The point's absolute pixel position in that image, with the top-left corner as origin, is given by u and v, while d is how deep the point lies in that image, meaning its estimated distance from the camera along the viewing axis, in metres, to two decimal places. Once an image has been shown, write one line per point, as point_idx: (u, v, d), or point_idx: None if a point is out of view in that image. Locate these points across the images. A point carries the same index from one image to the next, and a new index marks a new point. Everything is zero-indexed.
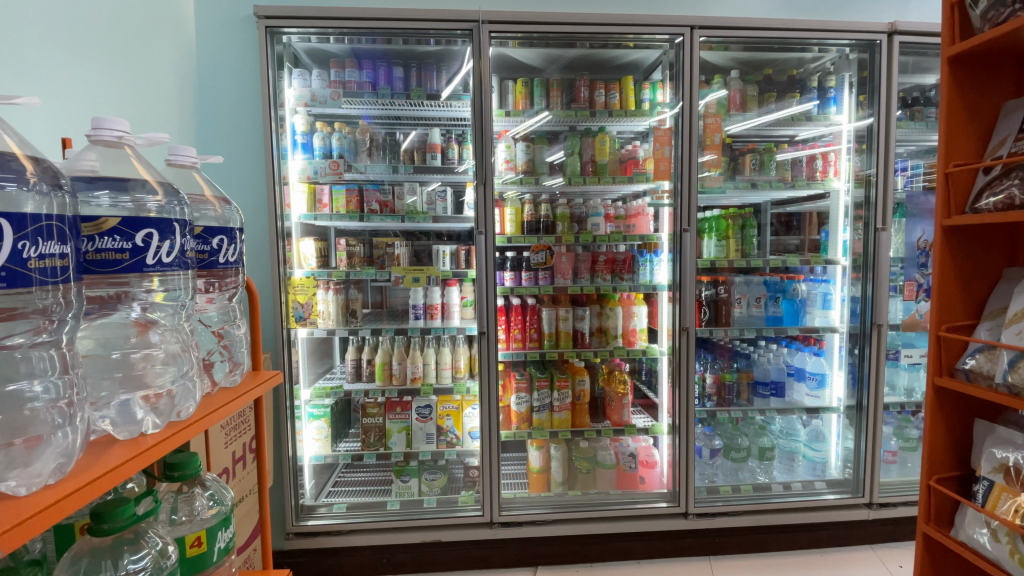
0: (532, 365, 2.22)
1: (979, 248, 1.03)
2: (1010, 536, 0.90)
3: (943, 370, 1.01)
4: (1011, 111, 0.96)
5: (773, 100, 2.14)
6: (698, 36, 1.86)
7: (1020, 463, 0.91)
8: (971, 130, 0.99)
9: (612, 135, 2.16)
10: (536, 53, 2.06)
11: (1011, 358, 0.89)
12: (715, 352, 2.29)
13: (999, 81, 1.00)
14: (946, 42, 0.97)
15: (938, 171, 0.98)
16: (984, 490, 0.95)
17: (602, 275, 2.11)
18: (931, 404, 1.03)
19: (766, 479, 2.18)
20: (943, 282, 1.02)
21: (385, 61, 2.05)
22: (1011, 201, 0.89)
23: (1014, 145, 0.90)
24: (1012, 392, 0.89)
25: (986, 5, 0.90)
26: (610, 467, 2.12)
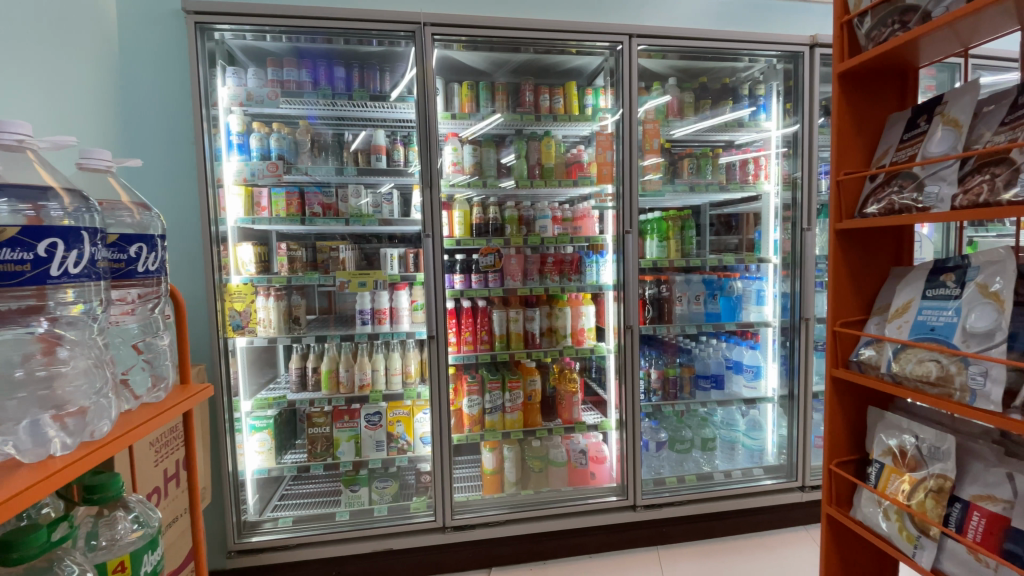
0: (483, 367, 2.23)
1: (874, 247, 1.11)
2: (899, 514, 0.97)
3: (841, 362, 1.09)
4: (895, 123, 1.05)
5: (707, 108, 2.26)
6: (636, 44, 1.92)
7: (905, 446, 0.99)
8: (862, 141, 1.08)
9: (558, 139, 2.20)
10: (481, 56, 2.06)
11: (894, 349, 0.97)
12: (661, 348, 2.38)
13: (886, 95, 1.08)
14: (837, 59, 1.05)
15: (831, 178, 1.06)
16: (876, 472, 1.03)
17: (551, 276, 2.14)
18: (831, 394, 1.11)
19: (709, 469, 2.28)
20: (838, 279, 1.09)
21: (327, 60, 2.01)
22: (892, 207, 0.97)
23: (895, 155, 0.99)
24: (897, 381, 0.96)
25: (871, 25, 0.98)
26: (562, 465, 2.15)
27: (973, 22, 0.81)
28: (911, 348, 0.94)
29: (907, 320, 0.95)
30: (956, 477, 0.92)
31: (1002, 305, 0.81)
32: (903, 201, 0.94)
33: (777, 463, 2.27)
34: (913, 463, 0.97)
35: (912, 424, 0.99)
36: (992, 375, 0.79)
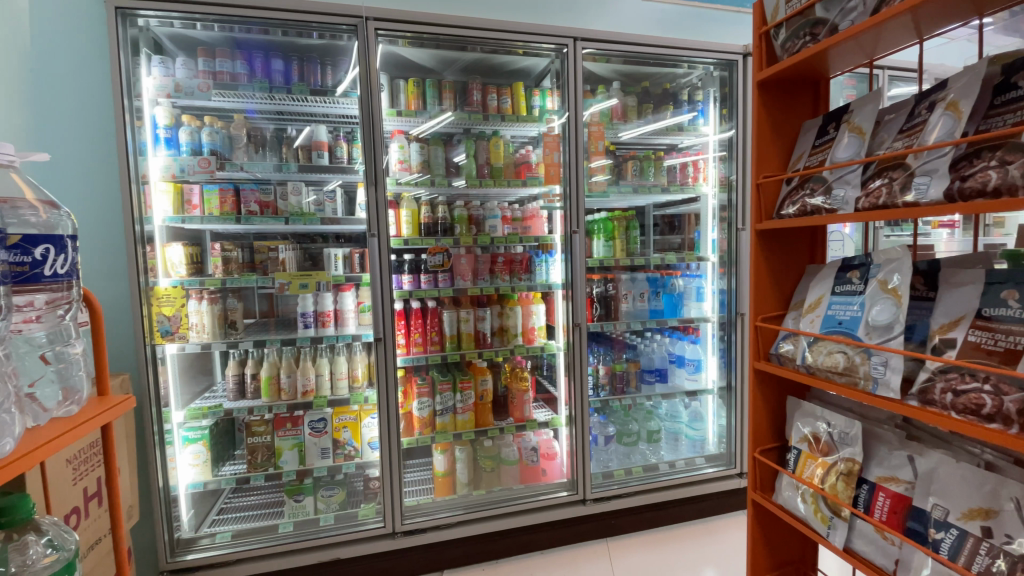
0: (434, 369, 2.20)
1: (790, 246, 1.18)
2: (814, 497, 1.01)
3: (762, 355, 1.13)
4: (808, 130, 1.11)
5: (650, 112, 2.33)
6: (581, 48, 1.95)
7: (819, 433, 1.03)
8: (779, 147, 1.14)
9: (506, 139, 2.20)
10: (428, 54, 2.04)
11: (808, 341, 1.01)
12: (610, 345, 2.44)
13: (800, 103, 1.14)
14: (756, 68, 1.09)
15: (751, 181, 1.11)
16: (794, 457, 1.07)
17: (501, 276, 2.14)
18: (754, 385, 1.15)
19: (655, 460, 2.35)
20: (759, 277, 1.15)
21: (267, 52, 1.93)
22: (805, 209, 1.03)
23: (808, 160, 1.05)
24: (811, 372, 1.00)
25: (785, 36, 1.02)
26: (514, 463, 2.16)
27: (876, 36, 0.85)
28: (823, 341, 0.99)
29: (818, 314, 1.01)
30: (863, 460, 0.97)
31: (899, 299, 0.86)
32: (815, 202, 1.00)
33: (717, 451, 2.38)
34: (826, 448, 1.01)
35: (825, 412, 1.04)
36: (890, 364, 0.84)
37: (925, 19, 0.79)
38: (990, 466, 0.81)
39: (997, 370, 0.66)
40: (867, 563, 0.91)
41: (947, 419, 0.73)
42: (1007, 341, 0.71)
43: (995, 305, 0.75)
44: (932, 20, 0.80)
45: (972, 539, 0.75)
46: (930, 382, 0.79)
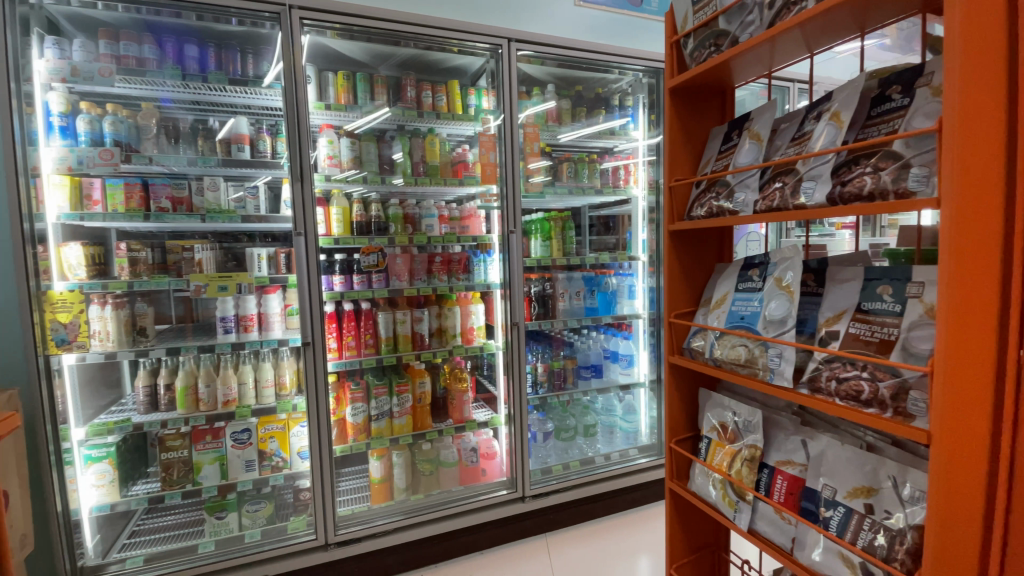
0: (369, 373, 2.13)
1: (700, 247, 1.19)
2: (722, 482, 1.01)
3: (677, 349, 1.15)
4: (715, 136, 1.13)
5: (583, 115, 2.38)
6: (514, 48, 1.96)
7: (727, 421, 1.03)
8: (689, 151, 1.14)
9: (441, 137, 2.17)
10: (358, 47, 1.97)
11: (716, 335, 1.03)
12: (549, 343, 2.45)
13: (708, 110, 1.16)
14: (668, 75, 1.08)
15: (665, 184, 1.11)
16: (705, 446, 1.07)
17: (439, 276, 2.12)
18: (669, 379, 1.15)
19: (592, 453, 2.41)
20: (673, 279, 1.15)
21: (186, 37, 1.79)
22: (712, 211, 1.03)
23: (715, 164, 1.07)
24: (720, 365, 1.02)
25: (693, 45, 1.01)
26: (453, 465, 2.13)
27: (774, 48, 0.87)
28: (729, 335, 1.01)
29: (724, 310, 1.04)
30: (765, 446, 0.97)
31: (791, 294, 0.90)
32: (719, 204, 1.01)
33: (649, 442, 2.47)
34: (733, 436, 1.01)
35: (730, 402, 1.04)
36: (784, 356, 0.87)
37: (814, 33, 0.80)
38: (872, 447, 0.84)
39: (875, 358, 0.69)
40: (770, 544, 0.91)
41: (832, 404, 0.77)
42: (882, 332, 0.76)
43: (872, 299, 0.80)
44: (821, 36, 0.83)
45: (857, 516, 0.77)
46: (818, 370, 0.83)
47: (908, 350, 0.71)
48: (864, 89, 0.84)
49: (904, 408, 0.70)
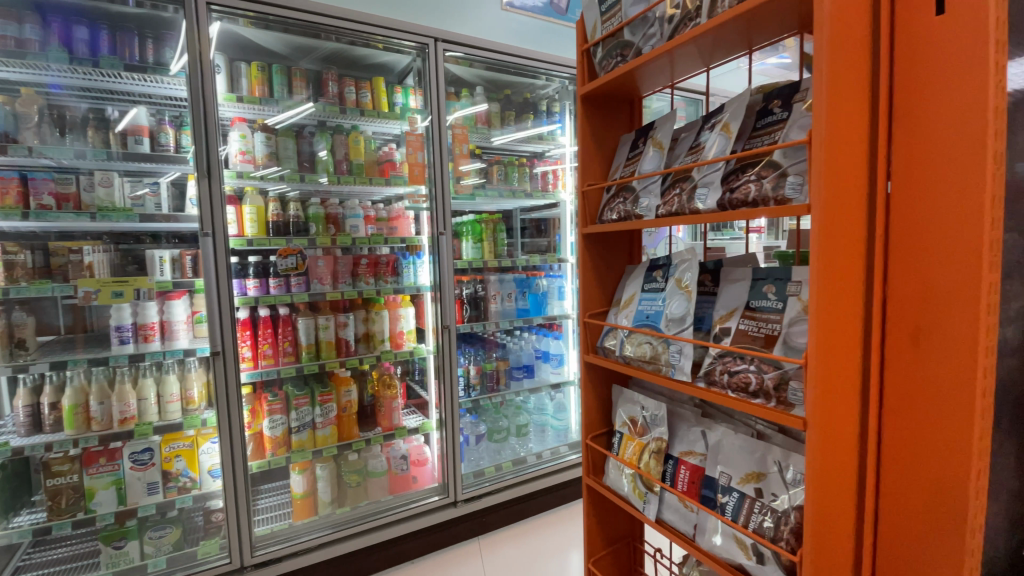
0: (289, 383, 2.02)
1: (614, 249, 1.21)
2: (633, 475, 1.04)
3: (591, 348, 1.16)
4: (624, 142, 1.16)
5: (513, 119, 2.40)
6: (441, 48, 1.94)
7: (636, 416, 1.06)
8: (602, 157, 1.17)
9: (366, 135, 2.11)
10: (275, 37, 1.87)
11: (624, 335, 1.05)
12: (483, 345, 2.46)
13: (619, 117, 1.18)
14: (580, 82, 1.10)
15: (578, 188, 1.13)
16: (617, 440, 1.09)
17: (365, 278, 2.04)
18: (585, 379, 1.17)
19: (524, 453, 2.43)
20: (587, 282, 1.17)
21: (78, 18, 1.62)
22: (621, 216, 1.06)
23: (624, 170, 1.10)
24: (629, 363, 1.04)
25: (602, 54, 1.03)
26: (382, 474, 2.06)
27: (673, 61, 0.90)
28: (636, 334, 1.04)
29: (632, 309, 1.06)
30: (670, 438, 1.01)
31: (688, 293, 0.94)
32: (627, 209, 1.04)
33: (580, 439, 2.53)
34: (641, 430, 1.04)
35: (639, 397, 1.06)
36: (684, 352, 0.90)
37: (708, 48, 0.85)
38: (761, 435, 0.89)
39: (761, 354, 0.74)
40: (676, 532, 0.95)
41: (725, 396, 0.82)
42: (767, 328, 0.82)
43: (758, 298, 0.86)
44: (714, 52, 0.87)
45: (748, 500, 0.82)
46: (714, 364, 0.88)
47: (789, 344, 0.77)
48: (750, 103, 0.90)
49: (785, 397, 0.77)
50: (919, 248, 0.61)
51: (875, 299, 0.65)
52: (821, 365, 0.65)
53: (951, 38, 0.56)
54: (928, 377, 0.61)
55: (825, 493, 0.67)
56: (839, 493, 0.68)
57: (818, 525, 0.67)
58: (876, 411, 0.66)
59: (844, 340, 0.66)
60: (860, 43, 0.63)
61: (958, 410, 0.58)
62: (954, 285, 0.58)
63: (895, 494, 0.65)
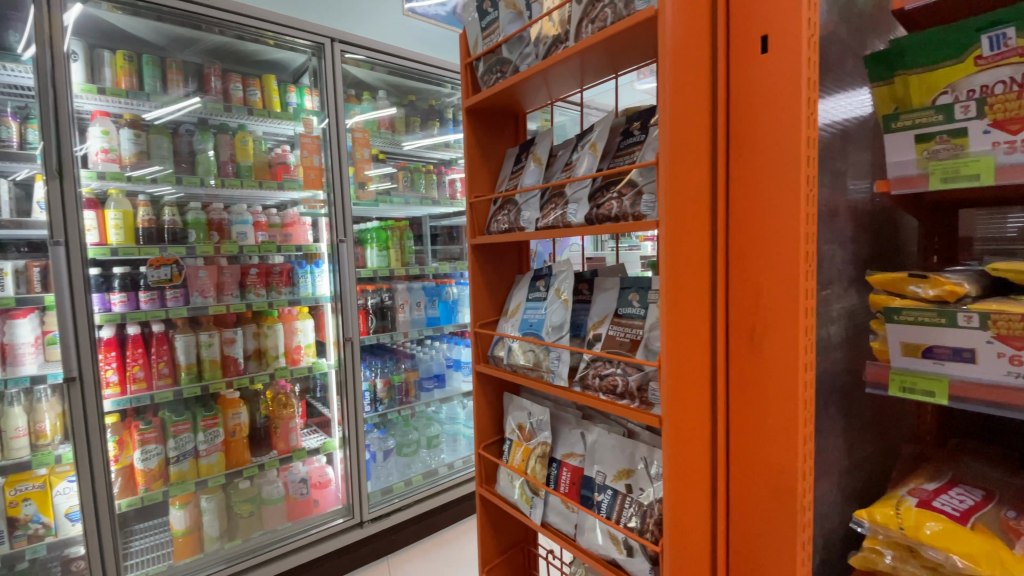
0: (166, 408, 1.81)
1: (503, 260, 1.22)
2: (521, 481, 1.06)
3: (482, 358, 1.15)
4: (509, 156, 1.18)
5: (418, 125, 2.38)
6: (338, 49, 1.87)
7: (523, 423, 1.08)
8: (488, 169, 1.18)
9: (256, 135, 1.97)
10: (146, 25, 1.69)
11: (510, 344, 1.07)
12: (395, 355, 2.40)
13: (504, 131, 1.20)
14: (465, 94, 1.10)
15: (466, 199, 1.13)
16: (507, 448, 1.11)
17: (255, 289, 1.89)
18: (475, 388, 1.16)
19: (435, 465, 2.38)
20: (478, 292, 1.17)
21: None
22: (505, 227, 1.08)
23: (509, 183, 1.12)
24: (515, 371, 1.05)
25: (484, 69, 1.04)
26: (278, 501, 1.91)
27: (547, 78, 0.93)
28: (520, 343, 1.05)
29: (516, 318, 1.08)
30: (554, 442, 1.04)
31: (566, 301, 0.98)
32: (511, 221, 1.06)
33: None
34: (529, 436, 1.06)
35: (528, 404, 1.09)
36: (561, 358, 0.94)
37: (580, 68, 0.89)
38: (631, 434, 0.95)
39: (625, 357, 0.79)
40: (559, 534, 0.98)
41: (597, 398, 0.85)
42: (632, 333, 0.88)
43: (625, 305, 0.93)
44: (585, 73, 0.91)
45: (619, 497, 0.86)
46: (587, 369, 0.92)
47: (650, 347, 0.83)
48: (615, 124, 0.96)
49: (647, 397, 0.81)
50: (753, 258, 0.68)
51: (719, 309, 0.72)
52: (676, 372, 0.70)
53: (770, 77, 0.65)
54: (763, 376, 0.69)
55: (684, 490, 0.72)
56: (696, 489, 0.74)
57: (679, 521, 0.72)
58: (723, 409, 0.74)
59: (696, 345, 0.72)
60: (701, 79, 0.70)
61: (786, 404, 0.66)
62: (780, 294, 0.66)
63: (743, 484, 0.73)
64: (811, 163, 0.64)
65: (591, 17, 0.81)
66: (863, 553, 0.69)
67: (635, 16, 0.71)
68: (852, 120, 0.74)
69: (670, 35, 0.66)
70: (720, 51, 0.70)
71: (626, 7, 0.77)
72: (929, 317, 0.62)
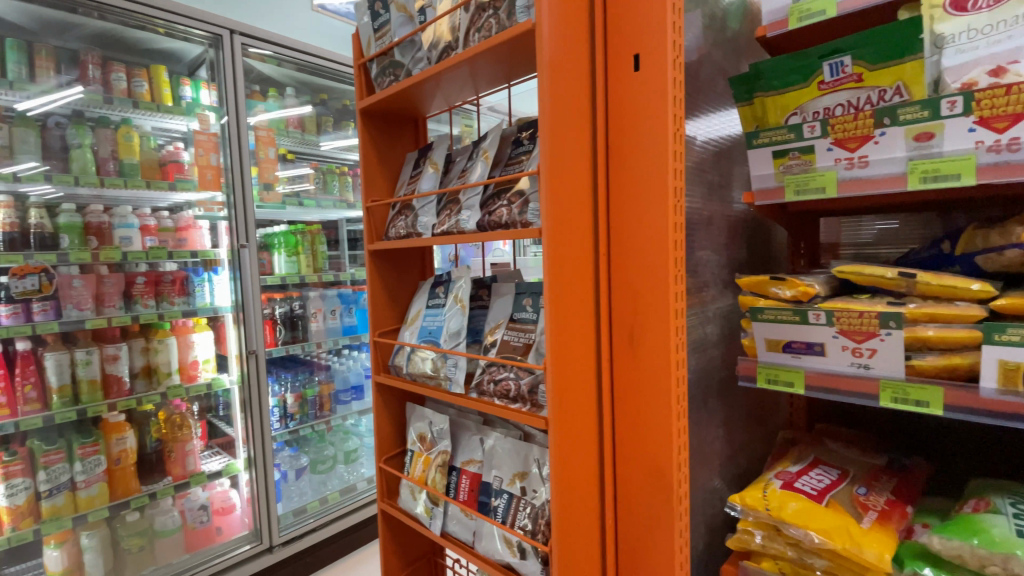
0: (36, 436, 1.60)
1: (404, 266, 1.19)
2: (422, 492, 1.04)
3: (383, 367, 1.12)
4: (409, 160, 1.16)
5: (331, 125, 2.29)
6: (238, 42, 1.75)
7: (424, 432, 1.06)
8: (386, 173, 1.16)
9: (143, 131, 1.78)
10: (6, 4, 1.49)
11: (408, 353, 1.05)
12: (312, 367, 2.25)
13: (403, 134, 1.19)
14: (358, 96, 1.07)
15: (362, 204, 1.10)
16: (409, 460, 1.09)
17: (144, 300, 1.72)
18: (375, 398, 1.12)
19: (353, 480, 2.28)
20: (377, 299, 1.14)
21: None
22: (403, 232, 1.07)
23: (407, 187, 1.10)
24: (414, 380, 1.03)
25: (377, 71, 1.02)
26: (174, 532, 1.74)
27: (440, 83, 0.93)
28: (419, 351, 1.03)
29: (415, 326, 1.07)
30: (454, 450, 1.03)
31: (463, 307, 0.99)
32: (409, 227, 1.05)
33: None
34: (430, 446, 1.05)
35: (429, 413, 1.08)
36: (458, 365, 0.94)
37: (471, 75, 0.90)
38: (528, 437, 0.96)
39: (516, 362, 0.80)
40: (458, 542, 0.97)
41: (491, 404, 0.86)
42: (525, 337, 0.89)
43: (520, 310, 0.94)
44: (478, 80, 0.92)
45: (515, 500, 0.87)
46: (482, 375, 0.92)
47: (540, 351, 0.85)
48: (506, 133, 0.97)
49: (538, 400, 0.83)
50: (630, 262, 0.73)
51: (602, 309, 0.76)
52: (560, 376, 0.72)
53: (640, 94, 0.70)
54: (641, 376, 0.73)
55: (570, 488, 0.75)
56: (583, 486, 0.77)
57: (565, 517, 0.74)
58: (608, 408, 0.77)
59: (580, 346, 0.75)
60: (580, 92, 0.74)
61: (660, 401, 0.71)
62: (652, 298, 0.70)
63: (626, 477, 0.76)
64: (678, 176, 0.69)
65: (477, 26, 0.83)
66: (738, 535, 0.75)
67: (515, 28, 0.72)
68: (721, 138, 0.82)
69: (546, 50, 0.69)
70: (597, 67, 0.74)
71: (508, 19, 0.79)
72: (786, 315, 0.69)
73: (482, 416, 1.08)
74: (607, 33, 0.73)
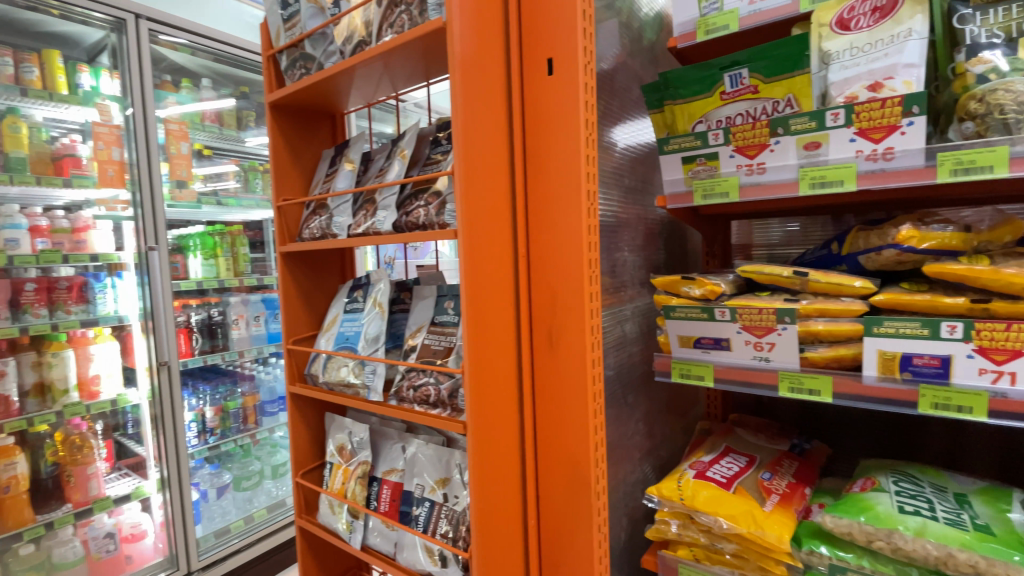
0: None
1: (320, 268, 1.15)
2: (341, 506, 1.00)
3: (298, 377, 1.07)
4: (325, 157, 1.12)
5: (253, 121, 2.17)
6: (145, 28, 1.61)
7: (344, 443, 1.03)
8: (300, 171, 1.11)
9: (31, 121, 1.61)
10: None
11: (324, 358, 1.01)
12: (236, 378, 2.12)
13: (319, 131, 1.15)
14: (267, 89, 1.02)
15: (273, 202, 1.05)
16: (328, 473, 1.04)
17: (34, 309, 1.54)
18: (291, 408, 1.07)
19: (282, 495, 2.17)
20: (291, 302, 1.08)
21: None
22: (317, 232, 1.03)
23: (322, 186, 1.06)
24: (331, 388, 1.00)
25: (287, 63, 0.98)
26: (76, 564, 1.58)
27: (354, 78, 0.90)
28: (335, 357, 1.00)
29: (331, 332, 1.04)
30: (375, 460, 1.01)
31: (382, 311, 0.97)
32: (323, 227, 1.01)
33: None
34: (349, 457, 1.02)
35: (348, 423, 1.04)
36: (376, 372, 0.92)
37: (384, 71, 0.88)
38: (450, 442, 0.97)
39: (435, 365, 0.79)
40: (380, 555, 0.94)
41: (410, 411, 0.84)
42: (446, 340, 0.88)
43: (441, 313, 0.93)
44: (393, 77, 0.91)
45: (436, 507, 0.86)
46: (401, 382, 0.90)
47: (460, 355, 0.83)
48: (422, 133, 0.97)
49: (458, 403, 0.83)
50: (548, 261, 0.74)
51: (521, 309, 0.77)
52: (479, 377, 0.71)
53: (555, 96, 0.71)
54: (559, 374, 0.74)
55: (493, 489, 0.74)
56: (506, 486, 0.76)
57: (488, 519, 0.73)
58: (528, 407, 0.78)
59: (500, 346, 0.75)
60: (494, 93, 0.74)
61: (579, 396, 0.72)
62: (569, 296, 0.72)
63: (548, 473, 0.78)
64: (592, 177, 0.71)
65: (389, 21, 0.82)
66: (656, 526, 0.78)
67: (427, 26, 0.71)
68: (636, 145, 0.85)
69: (458, 49, 0.68)
70: (512, 70, 0.75)
71: (420, 15, 0.78)
72: (695, 313, 0.73)
73: (405, 423, 1.07)
74: (521, 36, 0.74)
